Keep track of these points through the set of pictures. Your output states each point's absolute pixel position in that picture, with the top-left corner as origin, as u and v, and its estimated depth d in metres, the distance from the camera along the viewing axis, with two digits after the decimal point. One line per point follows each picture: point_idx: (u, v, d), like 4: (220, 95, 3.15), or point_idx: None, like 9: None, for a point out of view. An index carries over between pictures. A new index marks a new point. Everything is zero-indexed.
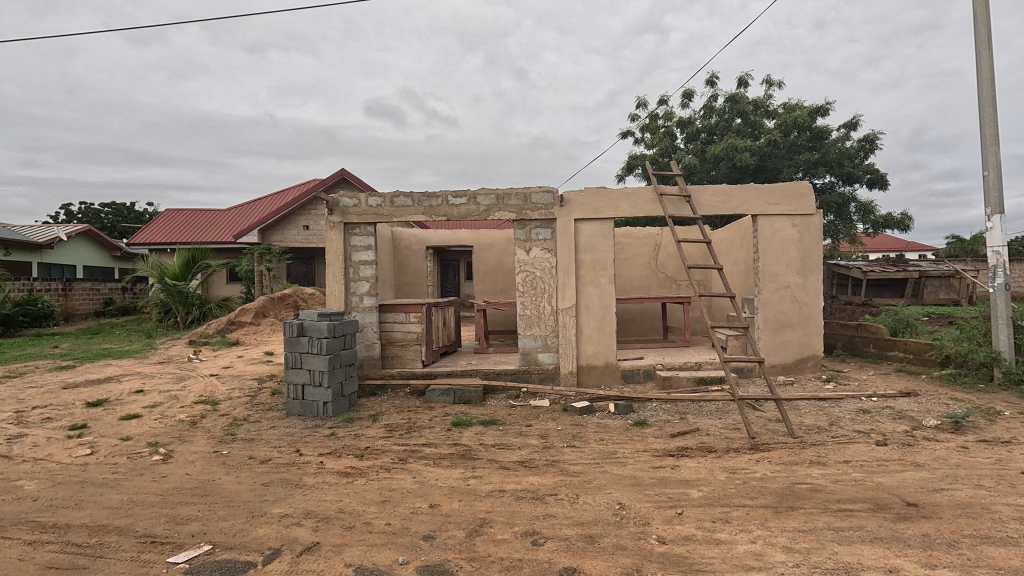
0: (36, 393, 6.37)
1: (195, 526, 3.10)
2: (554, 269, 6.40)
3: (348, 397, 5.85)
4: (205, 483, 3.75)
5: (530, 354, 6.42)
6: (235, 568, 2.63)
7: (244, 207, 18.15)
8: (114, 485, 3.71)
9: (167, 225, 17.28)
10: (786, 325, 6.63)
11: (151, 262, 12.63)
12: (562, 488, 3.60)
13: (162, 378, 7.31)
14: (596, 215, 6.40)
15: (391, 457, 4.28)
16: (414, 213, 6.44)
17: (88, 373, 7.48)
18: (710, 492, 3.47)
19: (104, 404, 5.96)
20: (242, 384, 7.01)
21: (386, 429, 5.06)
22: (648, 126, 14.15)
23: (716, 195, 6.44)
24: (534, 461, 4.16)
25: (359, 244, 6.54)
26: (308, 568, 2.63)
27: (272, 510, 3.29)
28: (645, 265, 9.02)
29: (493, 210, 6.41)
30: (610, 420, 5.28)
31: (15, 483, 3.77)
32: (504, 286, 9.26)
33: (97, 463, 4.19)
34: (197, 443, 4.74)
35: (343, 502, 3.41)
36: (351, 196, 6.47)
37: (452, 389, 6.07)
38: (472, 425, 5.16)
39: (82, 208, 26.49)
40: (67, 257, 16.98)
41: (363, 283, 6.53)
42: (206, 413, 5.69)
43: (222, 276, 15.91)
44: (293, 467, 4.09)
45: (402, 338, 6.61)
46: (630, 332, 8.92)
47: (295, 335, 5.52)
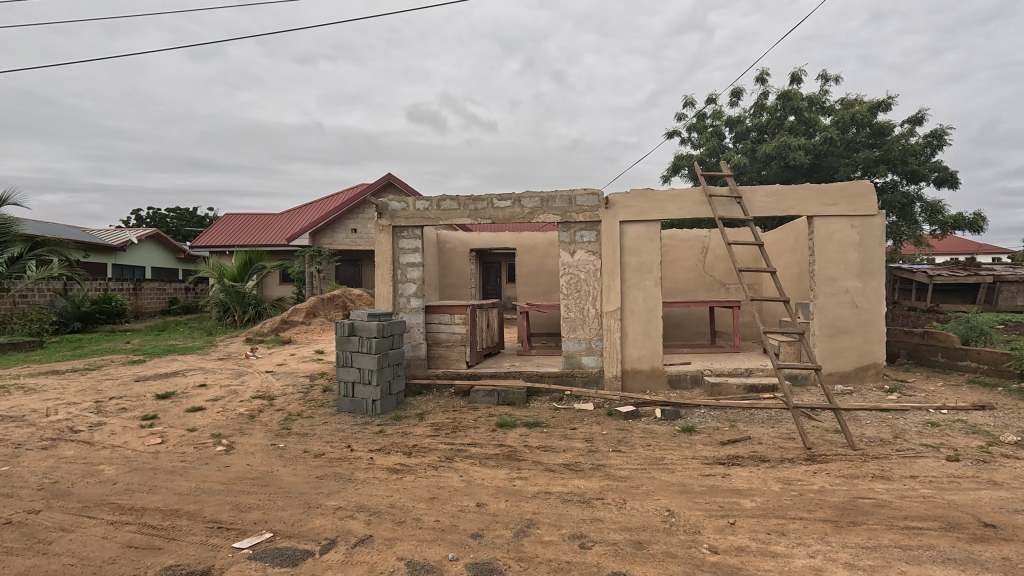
0: (111, 385, 6.87)
1: (257, 514, 3.27)
2: (598, 271, 6.36)
3: (395, 396, 6.00)
4: (265, 474, 3.94)
5: (573, 358, 6.39)
6: (294, 556, 2.75)
7: (296, 211, 18.93)
8: (183, 473, 3.96)
9: (226, 228, 18.23)
10: (843, 332, 6.32)
11: (212, 263, 13.36)
12: (609, 493, 3.56)
13: (223, 373, 7.72)
14: (641, 217, 6.31)
15: (438, 455, 4.37)
16: (460, 216, 6.54)
17: (157, 368, 8.00)
18: (764, 503, 3.35)
19: (172, 397, 6.36)
20: (295, 381, 7.31)
21: (432, 428, 5.15)
22: (694, 126, 13.85)
23: (767, 195, 6.21)
24: (580, 464, 4.13)
25: (407, 247, 6.70)
26: (362, 560, 2.72)
27: (327, 502, 3.43)
28: (692, 268, 8.82)
29: (538, 212, 6.44)
30: (657, 426, 5.18)
31: (96, 467, 4.08)
32: (547, 288, 9.25)
33: (167, 451, 4.48)
34: (255, 435, 4.99)
35: (393, 497, 3.51)
36: (400, 200, 6.65)
37: (496, 390, 6.11)
38: (516, 426, 5.19)
39: (152, 214, 28.57)
40: (137, 259, 18.17)
41: (410, 285, 6.69)
42: (263, 408, 5.97)
43: (275, 277, 16.69)
44: (345, 462, 4.24)
45: (447, 339, 6.74)
46: (675, 337, 8.75)
47: (346, 335, 5.72)
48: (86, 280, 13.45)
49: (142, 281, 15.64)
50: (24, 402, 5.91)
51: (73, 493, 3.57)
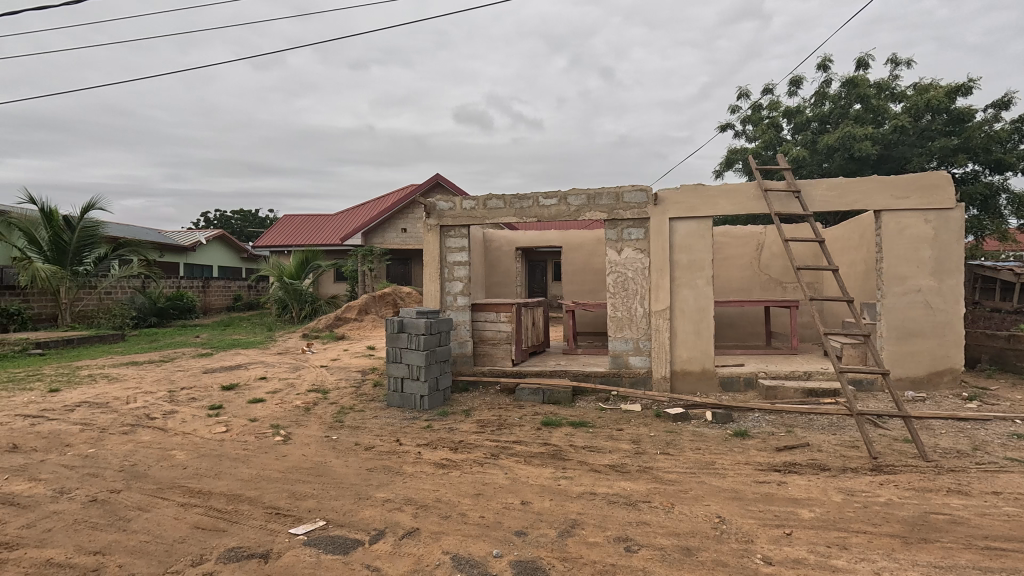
0: (183, 376, 7.38)
1: (312, 502, 3.42)
2: (646, 269, 6.22)
3: (442, 392, 6.11)
4: (319, 465, 4.12)
5: (620, 358, 6.29)
6: (345, 544, 2.86)
7: (349, 212, 19.62)
8: (245, 460, 4.20)
9: (285, 229, 19.13)
10: (915, 334, 5.89)
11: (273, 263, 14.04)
12: (656, 496, 3.48)
13: (281, 367, 8.13)
14: (692, 213, 6.11)
15: (483, 452, 4.42)
16: (506, 215, 6.57)
17: (223, 361, 8.52)
18: (823, 514, 3.18)
19: (236, 388, 6.76)
20: (348, 375, 7.59)
21: (478, 425, 5.21)
22: (750, 118, 13.29)
23: (829, 188, 5.86)
24: (626, 466, 4.07)
25: (454, 245, 6.80)
26: (409, 552, 2.79)
27: (377, 494, 3.53)
28: (746, 267, 8.47)
29: (584, 210, 6.38)
30: (707, 429, 5.02)
31: (169, 452, 4.39)
32: (593, 287, 9.14)
33: (231, 439, 4.77)
34: (310, 427, 5.22)
35: (439, 491, 3.58)
36: (447, 200, 6.75)
37: (542, 389, 6.10)
38: (562, 426, 5.16)
39: (219, 217, 30.50)
40: (206, 258, 19.41)
41: (456, 283, 6.79)
42: (318, 401, 6.24)
43: (330, 275, 17.40)
44: (394, 455, 4.35)
45: (493, 336, 6.80)
46: (728, 337, 8.43)
47: (395, 331, 5.88)
48: (161, 278, 14.48)
49: (210, 279, 16.67)
50: (108, 390, 6.45)
51: (149, 475, 3.86)
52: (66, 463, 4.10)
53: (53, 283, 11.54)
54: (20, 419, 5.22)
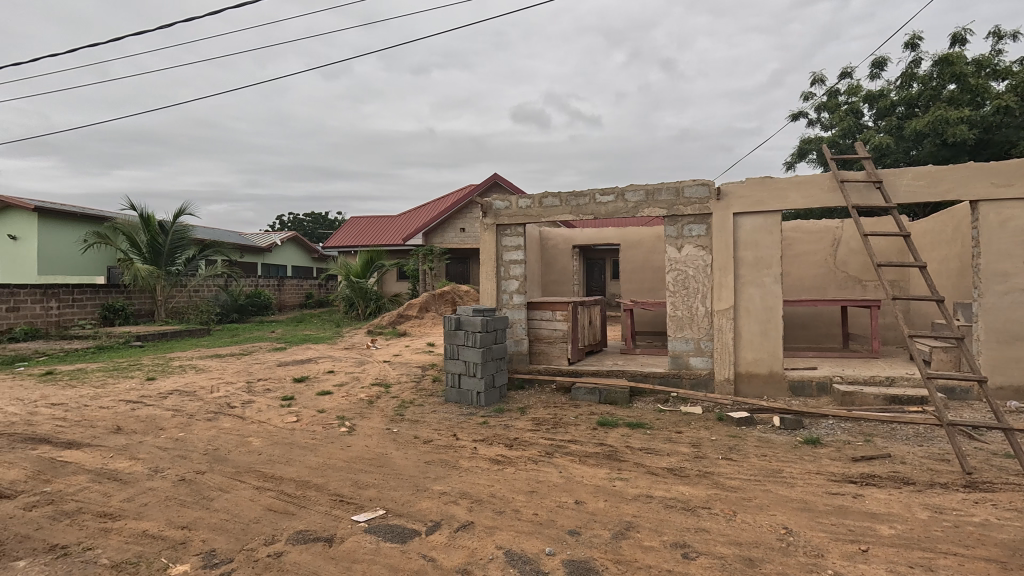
0: (260, 368, 7.93)
1: (372, 492, 3.57)
2: (709, 267, 5.98)
3: (498, 389, 6.19)
4: (381, 456, 4.30)
5: (680, 358, 6.09)
6: (403, 534, 2.96)
7: (411, 213, 20.25)
8: (313, 449, 4.45)
9: (352, 230, 20.06)
10: (1020, 338, 5.28)
11: (341, 263, 14.76)
12: (716, 503, 3.35)
13: (347, 361, 8.55)
14: (759, 207, 5.80)
15: (538, 449, 4.43)
16: (562, 213, 6.54)
17: (295, 354, 9.08)
18: (906, 532, 2.93)
19: (307, 380, 7.19)
20: (408, 370, 7.86)
21: (533, 423, 5.23)
22: (825, 105, 12.44)
23: (916, 177, 5.37)
24: (685, 469, 3.94)
25: (511, 244, 6.85)
26: (463, 544, 2.85)
27: (434, 487, 3.64)
28: (820, 263, 7.94)
29: (642, 206, 6.23)
30: (775, 435, 4.75)
31: (246, 438, 4.74)
32: (653, 285, 8.89)
33: (301, 429, 5.07)
34: (373, 419, 5.45)
35: (494, 487, 3.62)
36: (503, 199, 6.81)
37: (598, 388, 6.03)
38: (618, 426, 5.07)
39: (292, 219, 32.52)
40: (280, 259, 20.73)
41: (512, 282, 6.83)
42: (380, 395, 6.51)
43: (393, 274, 18.07)
44: (451, 449, 4.46)
45: (549, 335, 6.79)
46: (799, 338, 7.95)
47: (453, 329, 6.02)
48: (241, 278, 15.58)
49: (284, 278, 17.75)
50: (195, 380, 7.05)
51: (229, 459, 4.19)
52: (160, 445, 4.53)
53: (151, 281, 12.76)
54: (123, 404, 5.82)
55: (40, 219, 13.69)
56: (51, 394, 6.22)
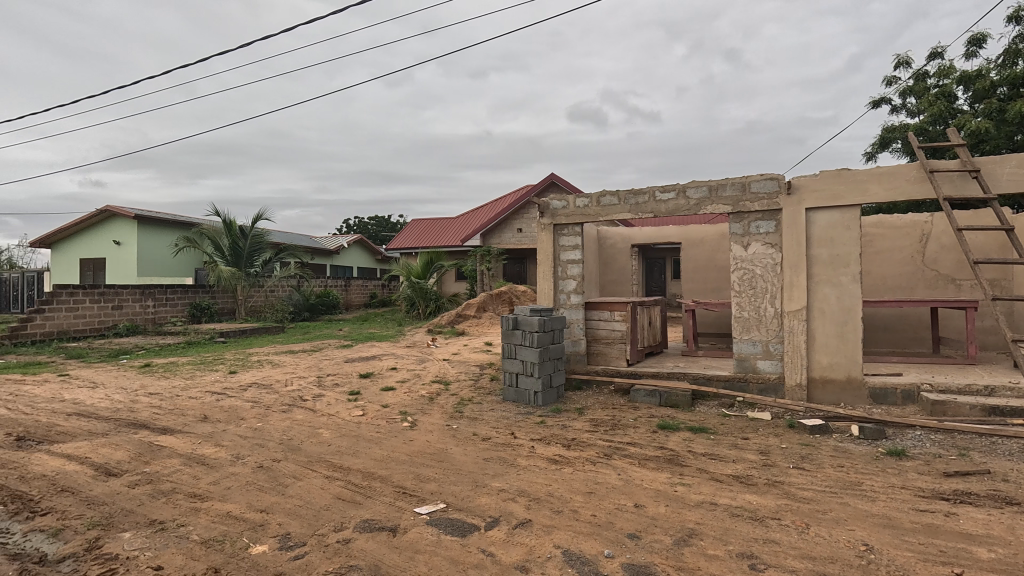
0: (329, 364, 8.38)
1: (433, 486, 3.67)
2: (778, 265, 5.68)
3: (556, 389, 6.18)
4: (441, 451, 4.42)
5: (746, 361, 5.82)
6: (463, 528, 3.03)
7: (469, 214, 20.61)
8: (378, 442, 4.65)
9: (413, 232, 20.72)
10: None
11: (403, 263, 15.28)
12: (787, 514, 3.18)
13: (409, 358, 8.85)
14: (835, 202, 5.44)
15: (596, 451, 4.39)
16: (621, 211, 6.43)
17: (360, 351, 9.51)
18: (1008, 557, 2.65)
19: (372, 376, 7.52)
20: (467, 369, 8.02)
21: (591, 424, 5.18)
22: (912, 89, 11.46)
23: (1022, 164, 4.85)
24: (752, 477, 3.76)
25: (568, 244, 6.82)
26: (521, 541, 2.88)
27: (492, 483, 3.69)
28: (906, 260, 7.33)
29: (705, 203, 6.02)
30: (853, 445, 4.44)
31: (317, 429, 5.03)
32: (717, 285, 8.55)
33: (366, 422, 5.31)
34: (433, 415, 5.61)
35: (551, 486, 3.63)
36: (561, 198, 6.79)
37: (658, 390, 5.87)
38: (679, 430, 4.93)
39: (358, 222, 34.11)
40: (347, 260, 21.78)
41: (570, 282, 6.79)
42: (440, 392, 6.68)
43: (452, 275, 18.49)
44: (509, 447, 4.51)
45: (607, 336, 6.70)
46: (881, 341, 7.38)
47: (510, 328, 6.08)
48: (312, 278, 16.48)
49: (351, 279, 18.63)
50: (272, 373, 7.55)
51: (302, 449, 4.45)
52: (241, 433, 4.89)
53: (232, 282, 13.80)
54: (209, 394, 6.34)
55: (140, 226, 15.17)
56: (150, 384, 6.89)
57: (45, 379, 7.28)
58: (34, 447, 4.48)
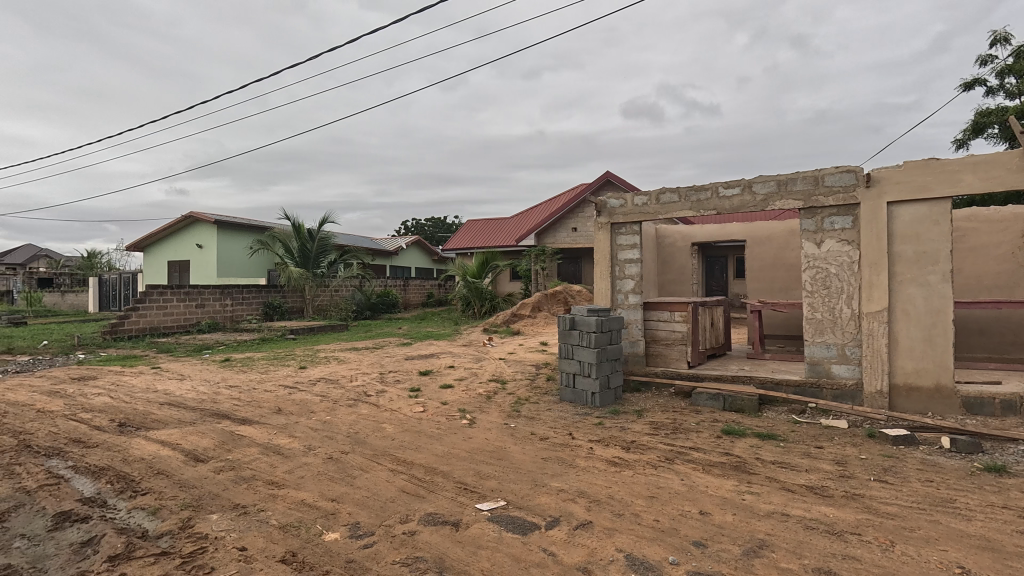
0: (390, 361, 8.68)
1: (493, 483, 3.73)
2: (856, 263, 5.32)
3: (613, 390, 6.09)
4: (500, 449, 4.47)
5: (820, 365, 5.50)
6: (524, 526, 3.06)
7: (524, 214, 20.68)
8: (439, 438, 4.77)
9: (469, 232, 21.06)
10: None
11: (459, 263, 15.57)
12: (869, 529, 2.97)
13: (466, 357, 9.01)
14: (922, 194, 5.03)
15: (657, 454, 4.28)
16: (681, 209, 6.25)
17: (419, 349, 9.78)
18: None
19: (431, 374, 7.72)
20: (523, 368, 8.06)
21: (651, 427, 5.07)
22: (1010, 69, 10.40)
23: None
24: (828, 489, 3.55)
25: (626, 243, 6.70)
26: (583, 543, 2.86)
27: (552, 483, 3.70)
28: (1004, 258, 6.67)
29: (773, 199, 5.74)
30: (944, 459, 4.08)
31: (381, 424, 5.24)
32: (785, 285, 8.12)
33: (427, 418, 5.46)
34: (491, 414, 5.69)
35: (612, 489, 3.58)
36: (618, 197, 6.69)
37: (722, 394, 5.66)
38: (745, 436, 4.72)
39: (415, 224, 35.10)
40: (406, 261, 22.46)
41: (628, 281, 6.67)
42: (497, 390, 6.76)
43: (507, 275, 18.64)
44: (567, 448, 4.49)
45: (667, 337, 6.53)
46: (975, 346, 6.75)
47: (567, 328, 6.06)
48: (374, 279, 17.11)
49: (409, 279, 19.19)
50: (338, 369, 7.92)
51: (368, 442, 4.64)
52: (312, 426, 5.16)
53: (301, 282, 14.58)
54: (283, 388, 6.74)
55: (219, 230, 16.33)
56: (231, 377, 7.43)
57: (142, 370, 8.02)
58: (133, 432, 4.94)
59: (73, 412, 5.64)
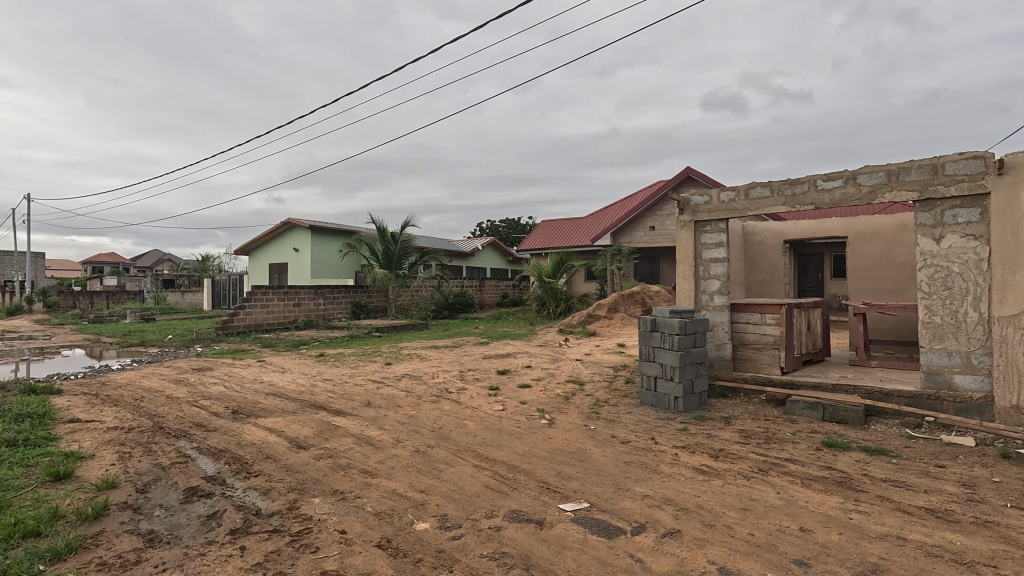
0: (469, 359, 8.91)
1: (576, 484, 3.71)
2: (985, 261, 4.72)
3: (698, 395, 5.85)
4: (580, 451, 4.44)
5: (939, 375, 4.93)
6: (609, 530, 3.02)
7: (599, 213, 20.40)
8: (520, 437, 4.82)
9: (543, 233, 21.10)
10: None
11: (534, 264, 15.66)
12: (1007, 562, 2.62)
13: (543, 357, 9.04)
14: None
15: (749, 465, 4.06)
16: (773, 205, 5.88)
17: (496, 349, 9.95)
18: None
19: (509, 373, 7.83)
20: (600, 370, 7.95)
21: (741, 435, 4.81)
22: None
23: None
24: (953, 513, 3.17)
25: (711, 242, 6.41)
26: (672, 551, 2.78)
27: (636, 488, 3.62)
28: None
29: (881, 191, 5.24)
30: None
31: (463, 420, 5.39)
32: (894, 285, 7.38)
33: (507, 417, 5.55)
34: (570, 415, 5.66)
35: (701, 498, 3.44)
36: (702, 194, 6.42)
37: (821, 403, 5.25)
38: (849, 449, 4.35)
39: (490, 226, 35.81)
40: (481, 262, 22.94)
41: (713, 281, 6.37)
42: (575, 391, 6.72)
43: (582, 275, 18.47)
44: (650, 453, 4.38)
45: (757, 340, 6.17)
46: None
47: (648, 330, 5.91)
48: (451, 279, 17.63)
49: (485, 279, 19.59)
50: (421, 366, 8.26)
51: (452, 438, 4.80)
52: (399, 419, 5.42)
53: (385, 283, 15.32)
54: (371, 383, 7.15)
55: (312, 235, 17.58)
56: (325, 371, 7.98)
57: (249, 363, 8.85)
58: (245, 419, 5.46)
59: (195, 399, 6.34)
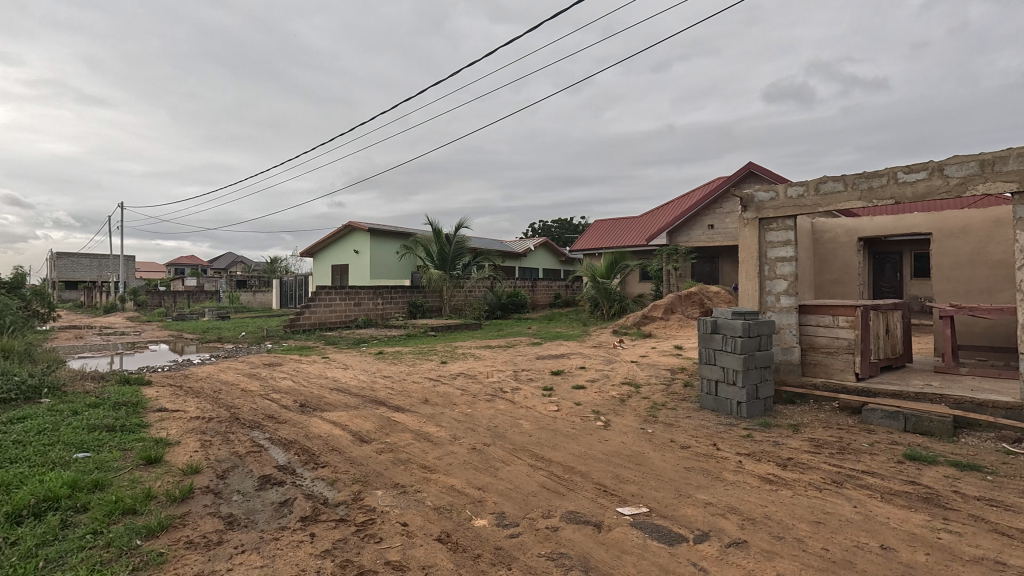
0: (522, 359, 8.94)
1: (634, 488, 3.63)
2: None
3: (763, 401, 5.58)
4: (638, 455, 4.35)
5: None
6: (670, 537, 2.94)
7: (654, 212, 19.90)
8: (575, 438, 4.79)
9: (596, 233, 20.83)
10: None
11: (587, 265, 15.51)
12: None
13: (597, 359, 8.92)
14: None
15: (820, 475, 3.83)
16: (847, 200, 5.53)
17: (550, 349, 9.93)
18: None
19: (563, 374, 7.79)
20: (657, 372, 7.75)
21: (811, 444, 4.54)
22: None
23: None
24: None
25: (777, 240, 6.09)
26: (738, 562, 2.67)
27: (697, 495, 3.50)
28: None
29: (972, 183, 4.80)
30: None
31: (518, 420, 5.42)
32: (987, 286, 6.74)
33: (562, 418, 5.52)
34: (626, 417, 5.56)
35: (769, 508, 3.28)
36: (768, 190, 6.13)
37: (902, 413, 4.87)
38: (935, 463, 4.01)
39: (542, 227, 35.82)
40: (533, 262, 22.98)
41: (780, 282, 6.06)
42: (631, 394, 6.59)
43: (636, 275, 18.10)
44: (712, 459, 4.22)
45: (829, 344, 5.82)
46: None
47: (708, 332, 5.71)
48: (504, 280, 17.76)
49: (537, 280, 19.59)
50: (475, 365, 8.38)
51: (507, 437, 4.84)
52: (456, 417, 5.52)
53: (440, 283, 15.63)
54: (428, 381, 7.32)
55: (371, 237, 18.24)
56: (384, 368, 8.26)
57: (314, 359, 9.30)
58: (312, 412, 5.74)
59: (267, 392, 6.74)
